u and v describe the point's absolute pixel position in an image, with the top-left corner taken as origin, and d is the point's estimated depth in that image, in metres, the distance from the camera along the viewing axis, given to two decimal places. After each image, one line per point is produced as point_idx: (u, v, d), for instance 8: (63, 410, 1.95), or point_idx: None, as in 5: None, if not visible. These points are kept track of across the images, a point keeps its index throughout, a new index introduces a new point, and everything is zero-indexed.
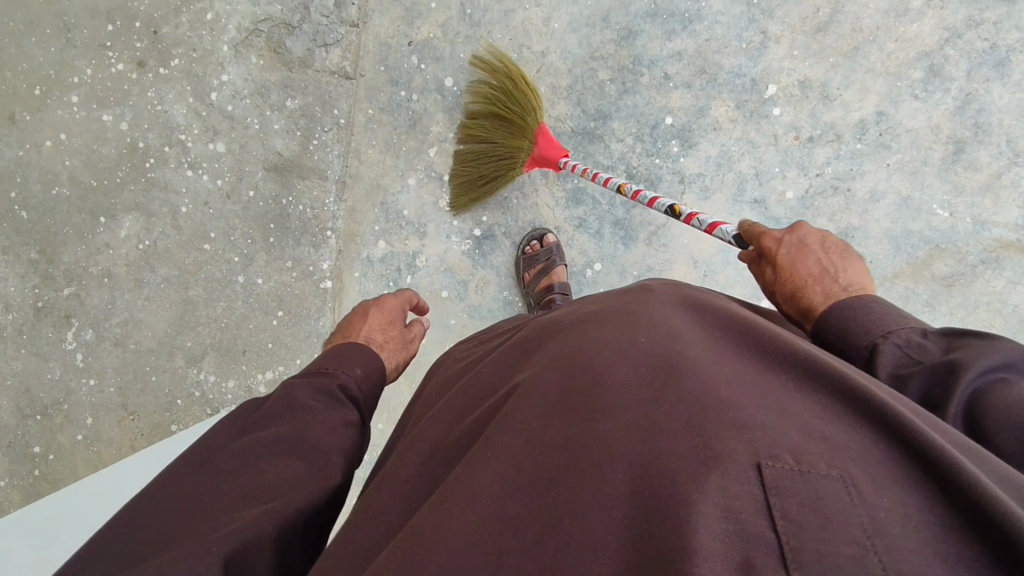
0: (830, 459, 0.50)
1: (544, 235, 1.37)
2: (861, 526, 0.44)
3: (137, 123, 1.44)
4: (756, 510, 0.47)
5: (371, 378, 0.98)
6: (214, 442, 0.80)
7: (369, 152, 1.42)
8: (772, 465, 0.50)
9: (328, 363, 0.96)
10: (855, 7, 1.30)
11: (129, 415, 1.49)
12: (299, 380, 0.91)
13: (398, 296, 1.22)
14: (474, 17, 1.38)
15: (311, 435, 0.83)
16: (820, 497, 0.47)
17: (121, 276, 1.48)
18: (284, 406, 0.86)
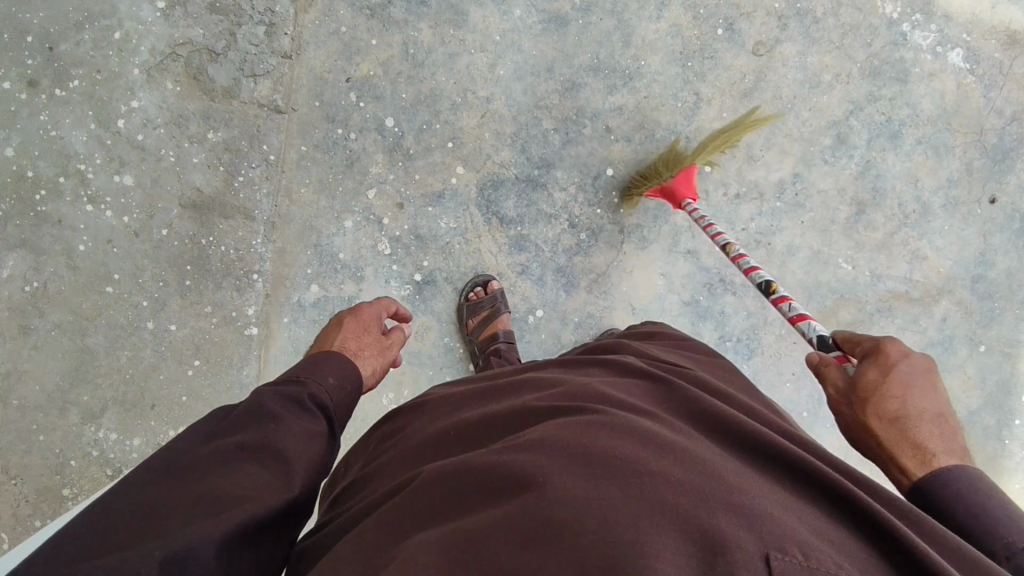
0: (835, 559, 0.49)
1: (488, 282, 1.35)
2: None
3: (26, 149, 1.27)
4: None
5: (346, 390, 0.85)
6: (180, 446, 0.71)
7: (301, 191, 1.34)
8: (783, 557, 0.48)
9: (298, 371, 0.84)
10: (776, 76, 1.41)
11: (9, 480, 1.29)
12: (265, 387, 0.79)
13: (375, 304, 1.12)
14: (417, 58, 1.34)
15: (275, 445, 0.72)
16: None
17: (1, 322, 1.29)
18: (253, 409, 0.75)
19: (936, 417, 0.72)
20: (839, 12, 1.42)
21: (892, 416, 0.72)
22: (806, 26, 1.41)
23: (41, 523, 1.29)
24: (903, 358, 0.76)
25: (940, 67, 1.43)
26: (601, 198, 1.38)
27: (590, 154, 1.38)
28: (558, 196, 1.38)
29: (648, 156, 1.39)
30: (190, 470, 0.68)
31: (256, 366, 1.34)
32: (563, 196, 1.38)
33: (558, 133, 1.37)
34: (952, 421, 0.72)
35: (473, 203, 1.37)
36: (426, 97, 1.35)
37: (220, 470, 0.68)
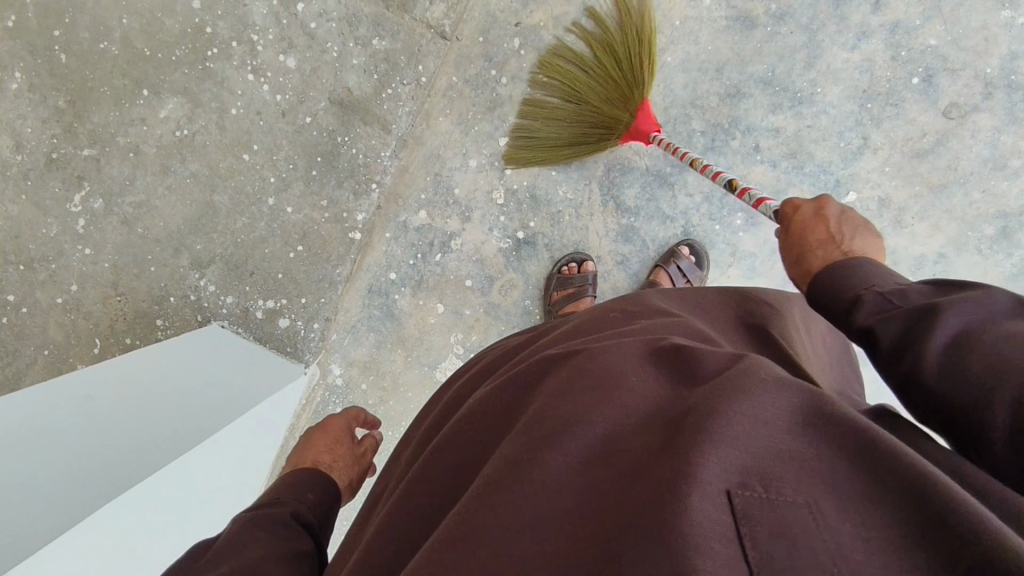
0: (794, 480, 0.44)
1: (585, 261, 1.36)
2: (828, 553, 0.40)
3: (211, 6, 1.35)
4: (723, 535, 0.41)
5: (323, 509, 0.92)
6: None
7: (440, 119, 1.37)
8: (740, 492, 0.44)
9: (274, 498, 0.88)
10: (960, 145, 1.29)
11: (117, 295, 1.44)
12: (243, 516, 0.81)
13: (343, 415, 1.21)
14: (590, 22, 1.32)
15: (265, 564, 0.72)
16: (789, 525, 0.42)
17: (148, 157, 1.41)
18: (231, 541, 0.76)
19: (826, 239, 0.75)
20: None
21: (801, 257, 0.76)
22: (1013, 102, 1.27)
23: (131, 340, 1.44)
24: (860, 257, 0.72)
25: None
26: (725, 215, 1.36)
27: (729, 168, 1.33)
28: (682, 200, 1.35)
29: (788, 188, 1.32)
30: None
31: (350, 268, 1.42)
32: (687, 202, 1.36)
33: (704, 137, 1.32)
34: (853, 238, 0.73)
35: (596, 180, 1.36)
36: None
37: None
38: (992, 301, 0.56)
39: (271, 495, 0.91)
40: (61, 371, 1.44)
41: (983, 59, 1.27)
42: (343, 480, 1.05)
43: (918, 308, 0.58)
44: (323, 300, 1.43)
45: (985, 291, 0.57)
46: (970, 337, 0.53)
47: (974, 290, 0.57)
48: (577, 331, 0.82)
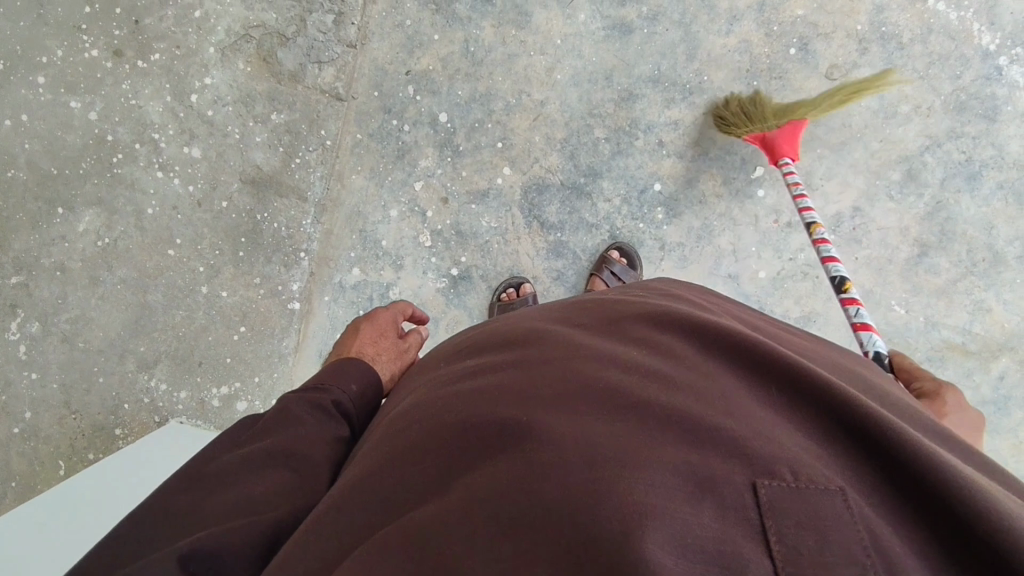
0: (823, 473, 0.48)
1: (522, 284, 1.36)
2: (861, 544, 0.43)
3: (108, 114, 1.37)
4: (752, 532, 0.45)
5: (366, 397, 0.89)
6: (210, 453, 0.74)
7: (353, 177, 1.39)
8: (769, 484, 0.47)
9: (324, 378, 0.87)
10: (848, 103, 1.34)
11: (71, 414, 1.43)
12: (291, 395, 0.81)
13: (390, 309, 1.17)
14: (476, 56, 1.35)
15: (305, 448, 0.74)
16: (819, 516, 0.45)
17: (75, 271, 1.41)
18: (280, 414, 0.78)
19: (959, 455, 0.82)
20: (929, 39, 1.32)
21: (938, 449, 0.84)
22: (889, 52, 1.33)
23: (94, 455, 1.43)
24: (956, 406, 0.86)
25: None
26: (646, 212, 1.37)
27: (639, 167, 1.36)
28: (602, 206, 1.37)
29: (699, 175, 1.35)
30: (220, 475, 0.70)
31: (295, 339, 1.42)
32: (607, 208, 1.37)
33: (609, 142, 1.36)
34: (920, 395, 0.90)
35: (516, 205, 1.38)
36: (481, 95, 1.36)
37: (250, 476, 0.70)
38: None
39: (317, 376, 0.88)
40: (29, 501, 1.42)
41: (850, 19, 1.33)
42: (388, 371, 1.01)
43: None
44: (275, 376, 1.42)
45: None
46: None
47: None
48: (579, 299, 0.83)
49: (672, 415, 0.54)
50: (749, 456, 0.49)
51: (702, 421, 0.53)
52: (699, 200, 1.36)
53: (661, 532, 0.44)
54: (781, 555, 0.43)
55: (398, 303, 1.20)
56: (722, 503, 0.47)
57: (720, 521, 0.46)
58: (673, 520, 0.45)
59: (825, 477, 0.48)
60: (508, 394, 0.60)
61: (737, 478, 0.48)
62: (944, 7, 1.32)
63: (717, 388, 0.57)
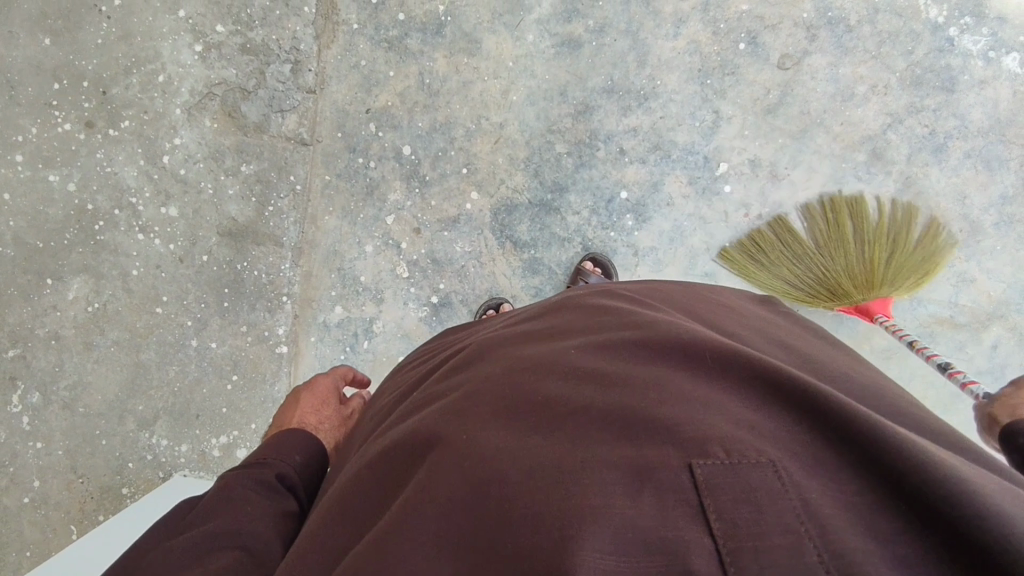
0: (757, 445, 0.48)
1: (501, 305, 1.36)
2: (795, 511, 0.43)
3: (86, 184, 1.41)
4: (691, 514, 0.45)
5: (310, 465, 0.94)
6: (147, 549, 0.77)
7: (326, 218, 1.41)
8: (703, 464, 0.47)
9: (264, 453, 0.91)
10: (803, 90, 1.34)
11: (78, 478, 1.46)
12: (234, 473, 0.86)
13: (330, 376, 1.22)
14: (433, 87, 1.38)
15: (249, 524, 0.77)
16: (752, 488, 0.45)
17: (70, 338, 1.45)
18: (219, 498, 0.81)
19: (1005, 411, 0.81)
20: (876, 19, 1.33)
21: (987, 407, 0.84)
22: (838, 36, 1.33)
23: (104, 517, 1.45)
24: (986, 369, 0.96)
25: (993, 74, 1.32)
26: (616, 220, 1.38)
27: (604, 176, 1.37)
28: (572, 219, 1.38)
29: (664, 178, 1.36)
30: (166, 560, 0.73)
31: (286, 382, 1.44)
32: (576, 220, 1.38)
33: (571, 156, 1.37)
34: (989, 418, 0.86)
35: (487, 228, 1.40)
36: (442, 125, 1.38)
37: (192, 562, 0.72)
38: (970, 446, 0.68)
39: (260, 450, 0.93)
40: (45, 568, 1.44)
41: (795, 9, 1.34)
42: (332, 439, 1.05)
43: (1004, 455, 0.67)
44: (271, 420, 1.44)
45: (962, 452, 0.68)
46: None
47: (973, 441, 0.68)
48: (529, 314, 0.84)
49: (611, 410, 0.54)
50: (684, 440, 0.50)
51: (638, 412, 0.53)
52: (667, 203, 1.37)
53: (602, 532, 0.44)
54: (720, 531, 0.43)
55: (340, 367, 1.26)
56: (662, 489, 0.47)
57: (660, 508, 0.46)
58: (614, 515, 0.45)
59: (760, 450, 0.48)
60: (453, 414, 0.61)
61: (675, 462, 0.48)
62: None
63: (652, 380, 0.57)
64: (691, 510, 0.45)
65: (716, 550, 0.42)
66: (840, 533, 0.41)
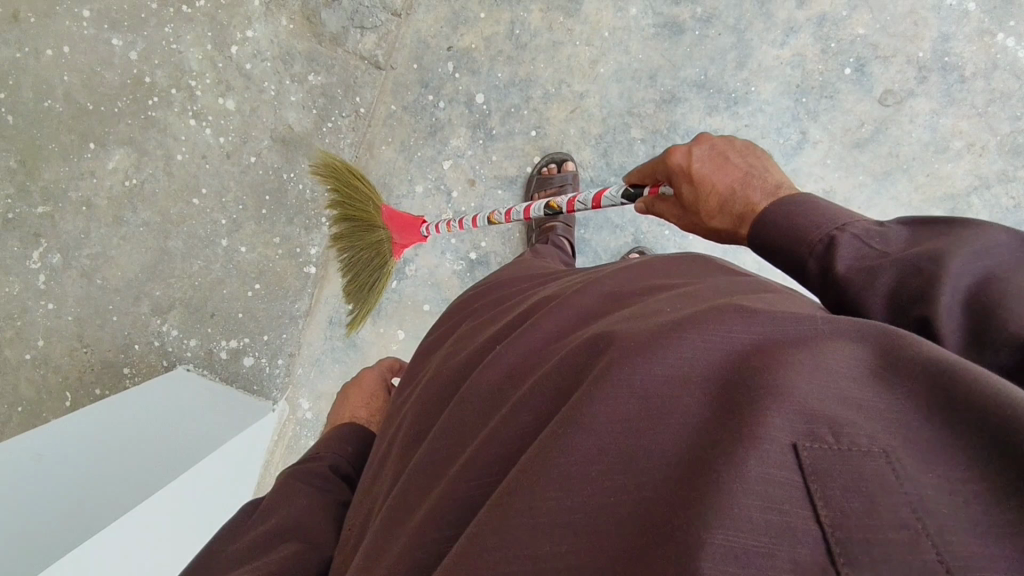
0: (867, 418, 0.36)
1: (565, 161, 1.32)
2: (912, 500, 0.32)
3: (148, 56, 1.37)
4: (793, 504, 0.34)
5: (362, 455, 0.94)
6: (214, 544, 0.73)
7: (383, 148, 1.38)
8: (807, 443, 0.36)
9: (318, 449, 0.91)
10: (899, 131, 1.28)
11: (82, 347, 1.45)
12: (287, 471, 0.85)
13: (375, 367, 1.21)
14: (521, 39, 1.32)
15: (310, 513, 0.76)
16: (865, 473, 0.34)
17: (101, 208, 1.42)
18: (281, 491, 0.80)
19: (744, 176, 0.69)
20: (993, 75, 1.26)
21: (716, 206, 0.71)
22: (949, 84, 1.26)
23: (101, 391, 1.45)
24: (687, 157, 0.74)
25: None
26: None
27: None
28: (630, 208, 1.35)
29: None
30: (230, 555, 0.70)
31: (308, 302, 1.43)
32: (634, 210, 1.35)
33: (644, 144, 1.33)
34: (762, 169, 0.70)
35: None
36: (521, 81, 1.33)
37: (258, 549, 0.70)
38: (965, 242, 0.49)
39: (311, 447, 0.93)
40: (35, 425, 1.45)
41: (913, 44, 1.26)
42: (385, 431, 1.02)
43: (912, 258, 0.49)
44: (284, 336, 1.43)
45: (981, 229, 0.49)
46: (990, 287, 0.44)
47: (968, 225, 0.50)
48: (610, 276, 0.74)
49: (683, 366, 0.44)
50: (769, 400, 0.38)
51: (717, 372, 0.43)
52: None
53: (695, 523, 0.35)
54: (827, 519, 0.33)
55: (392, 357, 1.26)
56: (746, 459, 0.36)
57: (747, 487, 0.35)
58: (699, 503, 0.35)
59: (871, 426, 0.36)
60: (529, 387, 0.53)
61: (764, 429, 0.37)
62: (1015, 42, 1.25)
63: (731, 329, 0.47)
64: (790, 498, 0.34)
65: (825, 543, 0.32)
66: (967, 534, 0.29)
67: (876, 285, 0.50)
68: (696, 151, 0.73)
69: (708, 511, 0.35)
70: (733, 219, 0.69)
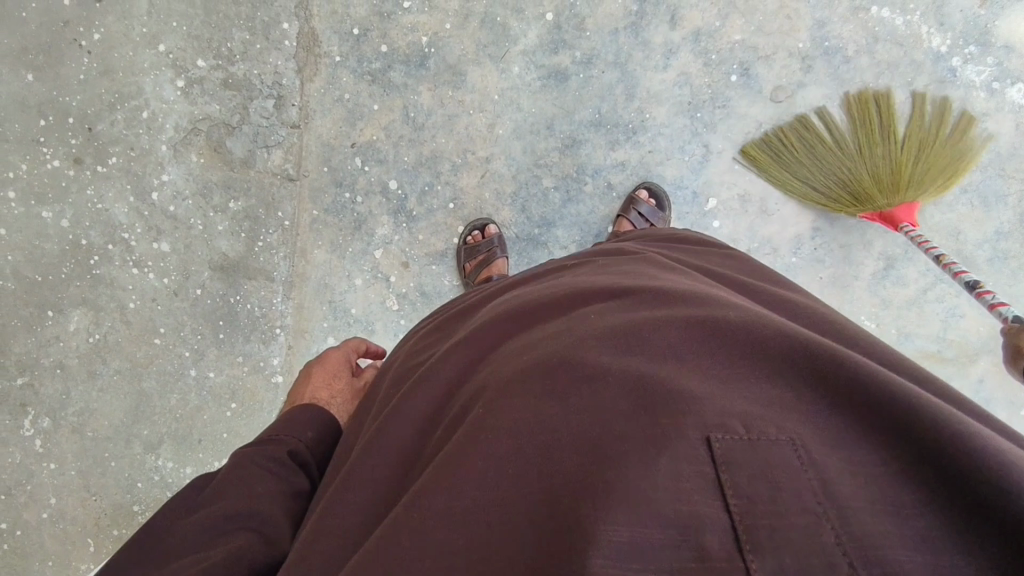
0: (776, 424, 0.47)
1: (486, 226, 1.36)
2: (813, 492, 0.43)
3: (79, 220, 1.43)
4: (706, 486, 0.44)
5: (324, 442, 0.90)
6: (157, 524, 0.74)
7: (316, 252, 1.42)
8: (722, 437, 0.46)
9: (274, 429, 0.88)
10: (796, 124, 1.30)
11: (92, 496, 1.51)
12: (243, 449, 0.82)
13: (342, 348, 1.21)
14: (418, 121, 1.36)
15: (260, 506, 0.74)
16: (771, 466, 0.44)
17: (73, 367, 1.49)
18: (232, 476, 0.77)
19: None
20: (875, 48, 1.27)
21: None
22: (835, 67, 1.28)
23: (118, 531, 1.51)
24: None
25: (995, 106, 1.27)
26: None
27: (591, 212, 1.36)
28: (559, 254, 1.37)
29: None
30: (176, 542, 0.71)
31: None
32: (564, 254, 1.37)
33: (559, 191, 1.36)
34: None
35: None
36: (427, 159, 1.37)
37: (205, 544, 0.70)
38: None
39: (270, 427, 0.89)
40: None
41: (790, 37, 1.28)
42: (345, 413, 1.02)
43: None
44: None
45: None
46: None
47: None
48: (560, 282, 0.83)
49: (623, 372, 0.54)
50: (696, 411, 0.49)
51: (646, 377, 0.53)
52: None
53: (618, 502, 0.44)
54: (737, 508, 0.42)
55: (349, 337, 1.27)
56: (671, 457, 0.46)
57: (667, 476, 0.45)
58: (625, 483, 0.45)
59: (778, 431, 0.47)
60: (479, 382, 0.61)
61: (687, 433, 0.47)
62: (889, 13, 1.26)
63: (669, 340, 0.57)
64: (703, 487, 0.44)
65: (733, 524, 0.42)
66: (863, 517, 0.41)
67: None
68: None
69: (633, 491, 0.44)
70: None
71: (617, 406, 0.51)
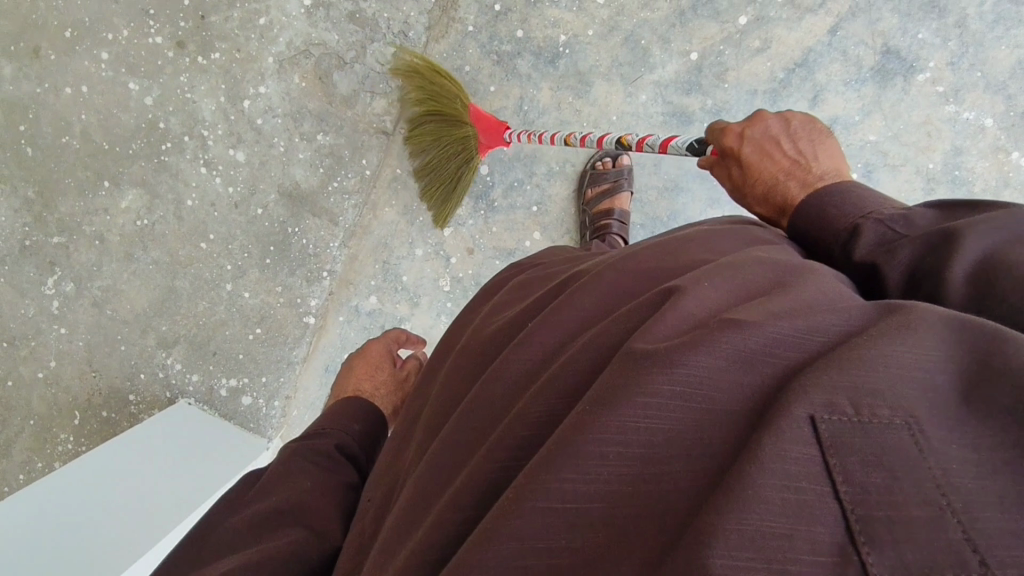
0: (896, 396, 0.37)
1: (619, 157, 1.31)
2: (936, 479, 0.33)
3: (162, 103, 1.39)
4: (816, 479, 0.35)
5: (370, 434, 0.90)
6: (211, 518, 0.74)
7: (386, 209, 1.40)
8: (828, 416, 0.36)
9: (322, 423, 0.88)
10: None
11: (91, 371, 1.49)
12: (292, 444, 0.83)
13: (383, 340, 1.17)
14: (529, 116, 1.32)
15: (309, 502, 0.74)
16: (886, 448, 0.34)
17: (113, 244, 1.45)
18: (283, 473, 0.78)
19: (788, 165, 0.77)
20: (1003, 192, 1.23)
21: (760, 196, 0.80)
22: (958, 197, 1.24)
23: (107, 413, 1.49)
24: (742, 141, 0.83)
25: None
26: None
27: None
28: None
29: None
30: (228, 538, 0.71)
31: (306, 351, 1.45)
32: None
33: (643, 230, 1.33)
34: (814, 158, 0.77)
35: None
36: (526, 156, 1.35)
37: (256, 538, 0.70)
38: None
39: (319, 419, 0.90)
40: (45, 440, 1.50)
41: (924, 155, 1.24)
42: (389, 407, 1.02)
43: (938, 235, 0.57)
44: (281, 381, 1.46)
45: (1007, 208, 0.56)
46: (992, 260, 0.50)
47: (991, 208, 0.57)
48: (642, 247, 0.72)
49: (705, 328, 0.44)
50: (804, 382, 0.38)
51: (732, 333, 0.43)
52: None
53: (717, 503, 0.35)
54: (850, 498, 0.33)
55: (394, 330, 1.23)
56: (769, 439, 0.36)
57: (768, 462, 0.35)
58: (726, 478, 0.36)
59: (894, 402, 0.36)
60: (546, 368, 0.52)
61: (784, 411, 0.37)
62: None
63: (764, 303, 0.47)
64: (810, 475, 0.35)
65: (847, 520, 0.33)
66: (994, 514, 0.31)
67: (898, 258, 0.59)
68: (747, 134, 0.83)
69: (732, 487, 0.35)
70: (776, 208, 0.78)
71: (714, 371, 0.41)
